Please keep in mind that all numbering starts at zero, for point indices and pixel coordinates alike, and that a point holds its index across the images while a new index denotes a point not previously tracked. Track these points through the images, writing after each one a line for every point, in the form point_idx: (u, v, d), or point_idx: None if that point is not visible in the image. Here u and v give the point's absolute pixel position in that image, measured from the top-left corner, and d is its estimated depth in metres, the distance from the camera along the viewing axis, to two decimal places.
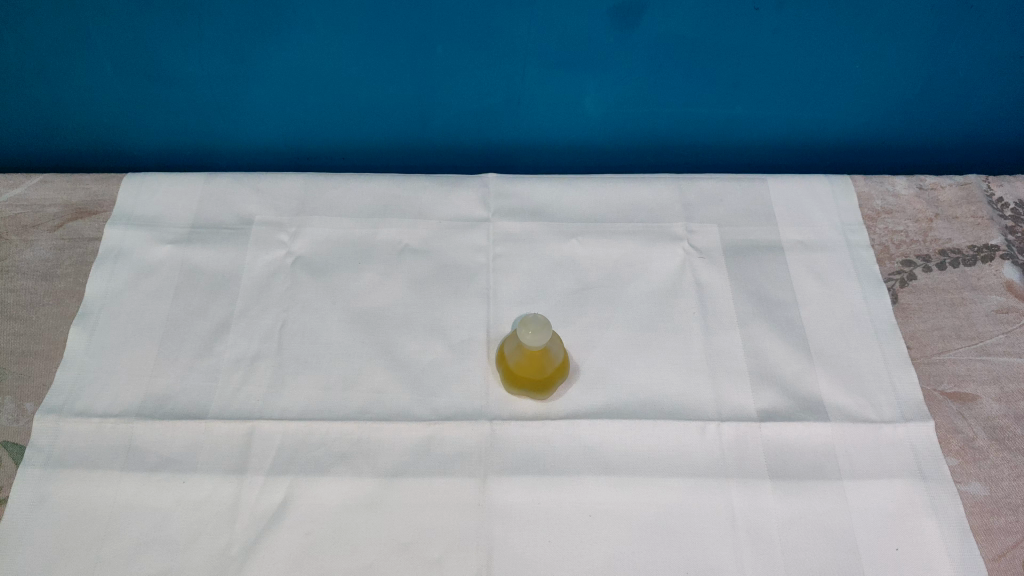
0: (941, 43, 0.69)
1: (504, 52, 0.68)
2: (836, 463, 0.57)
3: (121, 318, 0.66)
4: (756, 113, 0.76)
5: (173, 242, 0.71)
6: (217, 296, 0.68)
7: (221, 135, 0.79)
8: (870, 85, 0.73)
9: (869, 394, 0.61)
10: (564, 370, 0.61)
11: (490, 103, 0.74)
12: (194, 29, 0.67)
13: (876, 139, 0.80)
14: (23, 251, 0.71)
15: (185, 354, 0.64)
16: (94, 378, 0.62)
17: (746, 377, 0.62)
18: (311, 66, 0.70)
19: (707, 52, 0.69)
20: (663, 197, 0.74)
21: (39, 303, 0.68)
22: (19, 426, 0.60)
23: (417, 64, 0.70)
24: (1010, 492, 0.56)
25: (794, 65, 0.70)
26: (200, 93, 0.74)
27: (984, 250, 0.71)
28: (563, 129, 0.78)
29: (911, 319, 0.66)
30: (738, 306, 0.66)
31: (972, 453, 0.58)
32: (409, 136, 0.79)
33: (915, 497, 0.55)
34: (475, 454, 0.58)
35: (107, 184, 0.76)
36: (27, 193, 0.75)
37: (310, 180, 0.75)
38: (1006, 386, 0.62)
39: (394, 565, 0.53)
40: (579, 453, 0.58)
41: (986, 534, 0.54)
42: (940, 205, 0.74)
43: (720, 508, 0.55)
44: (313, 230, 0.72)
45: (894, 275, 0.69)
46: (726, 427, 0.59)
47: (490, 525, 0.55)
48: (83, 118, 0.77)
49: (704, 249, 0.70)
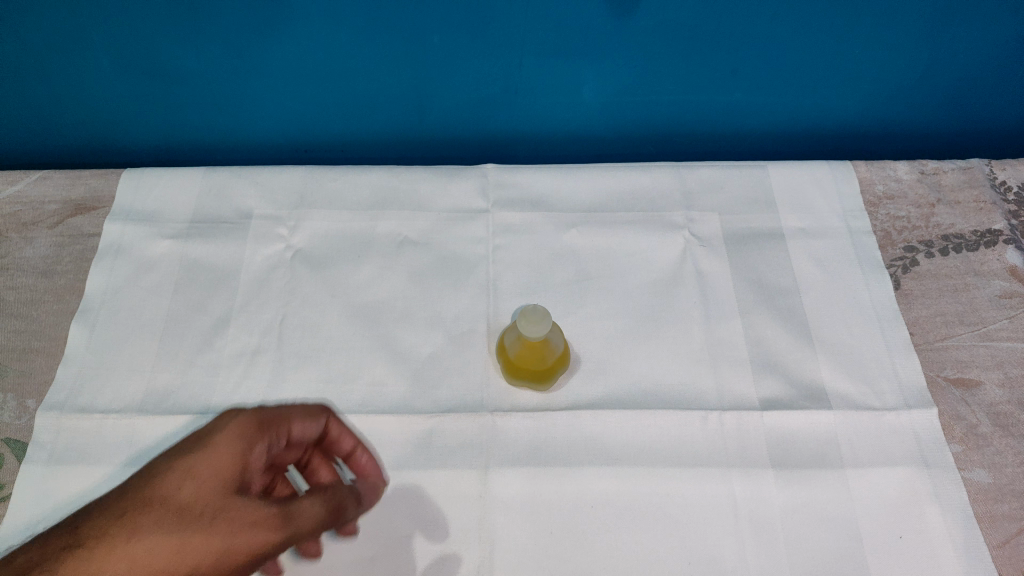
0: (942, 27, 0.68)
1: (500, 42, 0.68)
2: (838, 452, 0.57)
3: (122, 313, 0.66)
4: (756, 100, 0.75)
5: (173, 238, 0.71)
6: (216, 291, 0.68)
7: (219, 130, 0.79)
8: (872, 70, 0.72)
9: (872, 381, 0.61)
10: (564, 361, 0.60)
11: (487, 93, 0.73)
12: (189, 26, 0.67)
13: (877, 124, 0.79)
14: (23, 249, 0.71)
15: (185, 349, 0.64)
16: (95, 375, 0.62)
17: (749, 366, 0.62)
18: (308, 60, 0.70)
19: (707, 40, 0.68)
20: (663, 186, 0.73)
21: (39, 300, 0.68)
22: (22, 423, 0.60)
23: (414, 56, 0.69)
24: (1014, 478, 0.56)
25: (794, 51, 0.70)
26: (196, 87, 0.73)
27: (987, 235, 0.70)
28: (561, 118, 0.77)
29: (913, 305, 0.65)
30: (740, 294, 0.66)
31: (975, 440, 0.58)
32: (408, 127, 0.78)
33: (918, 484, 0.55)
34: (475, 446, 0.58)
35: (106, 179, 0.76)
36: (26, 190, 0.75)
37: (307, 174, 0.75)
38: (1009, 372, 0.62)
39: (397, 558, 0.53)
40: (580, 444, 0.58)
41: (990, 521, 0.54)
42: (942, 190, 0.73)
43: (723, 498, 0.55)
44: (312, 224, 0.72)
45: (896, 262, 0.68)
46: (728, 416, 0.59)
47: (491, 517, 0.55)
48: (80, 116, 0.77)
49: (705, 237, 0.70)
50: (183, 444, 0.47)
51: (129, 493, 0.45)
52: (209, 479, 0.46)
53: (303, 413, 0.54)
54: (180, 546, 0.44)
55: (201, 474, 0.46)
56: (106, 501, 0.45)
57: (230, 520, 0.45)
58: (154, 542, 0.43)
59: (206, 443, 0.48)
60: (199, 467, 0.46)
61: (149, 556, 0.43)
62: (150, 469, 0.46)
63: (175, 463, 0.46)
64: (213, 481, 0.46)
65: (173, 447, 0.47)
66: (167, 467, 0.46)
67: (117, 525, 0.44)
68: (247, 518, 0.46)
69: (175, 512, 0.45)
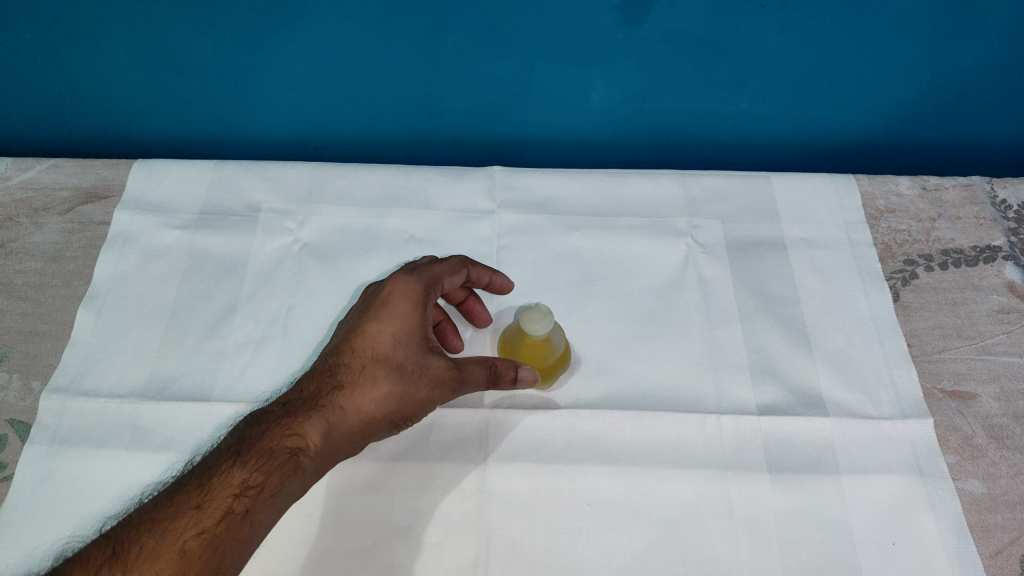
0: (946, 45, 0.69)
1: (511, 44, 0.69)
2: (834, 458, 0.57)
3: (129, 300, 0.67)
4: (761, 111, 0.76)
5: (182, 228, 0.72)
6: (223, 281, 0.68)
7: (231, 124, 0.80)
8: (877, 85, 0.73)
9: (869, 390, 0.61)
10: (565, 361, 0.61)
11: (496, 95, 0.75)
12: (205, 18, 0.68)
13: (880, 139, 0.80)
14: (33, 234, 0.72)
15: (191, 336, 0.65)
16: (100, 359, 0.63)
17: (747, 371, 0.62)
18: (321, 56, 0.71)
19: (714, 49, 0.69)
20: (668, 192, 0.74)
21: (48, 285, 0.68)
22: (26, 404, 0.61)
23: (426, 56, 0.70)
24: (1008, 490, 0.56)
25: (800, 63, 0.71)
26: (210, 81, 0.75)
27: (986, 250, 0.71)
28: (569, 123, 0.78)
29: (912, 317, 0.66)
30: (741, 301, 0.67)
31: (970, 451, 0.58)
32: (418, 127, 0.79)
33: (912, 492, 0.56)
34: (475, 441, 0.58)
35: (117, 169, 0.76)
36: (38, 177, 0.76)
37: (316, 169, 0.76)
38: (1005, 386, 0.62)
39: (394, 548, 0.54)
40: (579, 442, 0.58)
41: (983, 531, 0.54)
42: (943, 205, 0.74)
43: (719, 500, 0.55)
44: (320, 218, 0.72)
45: (896, 274, 0.69)
46: (726, 420, 0.59)
47: (488, 511, 0.55)
48: (95, 105, 0.78)
49: (708, 244, 0.71)
50: (378, 312, 0.58)
51: (358, 351, 0.57)
52: (413, 340, 0.58)
53: (448, 270, 0.61)
54: (407, 391, 0.56)
55: (402, 337, 0.58)
56: (346, 355, 0.57)
57: (434, 369, 0.57)
58: (390, 384, 0.56)
59: (397, 310, 0.58)
60: (399, 330, 0.58)
61: (391, 393, 0.56)
62: (366, 332, 0.58)
63: (383, 329, 0.58)
64: (415, 341, 0.58)
65: (376, 314, 0.58)
66: (378, 330, 0.58)
67: (361, 372, 0.56)
68: (440, 374, 0.56)
69: (397, 365, 0.57)
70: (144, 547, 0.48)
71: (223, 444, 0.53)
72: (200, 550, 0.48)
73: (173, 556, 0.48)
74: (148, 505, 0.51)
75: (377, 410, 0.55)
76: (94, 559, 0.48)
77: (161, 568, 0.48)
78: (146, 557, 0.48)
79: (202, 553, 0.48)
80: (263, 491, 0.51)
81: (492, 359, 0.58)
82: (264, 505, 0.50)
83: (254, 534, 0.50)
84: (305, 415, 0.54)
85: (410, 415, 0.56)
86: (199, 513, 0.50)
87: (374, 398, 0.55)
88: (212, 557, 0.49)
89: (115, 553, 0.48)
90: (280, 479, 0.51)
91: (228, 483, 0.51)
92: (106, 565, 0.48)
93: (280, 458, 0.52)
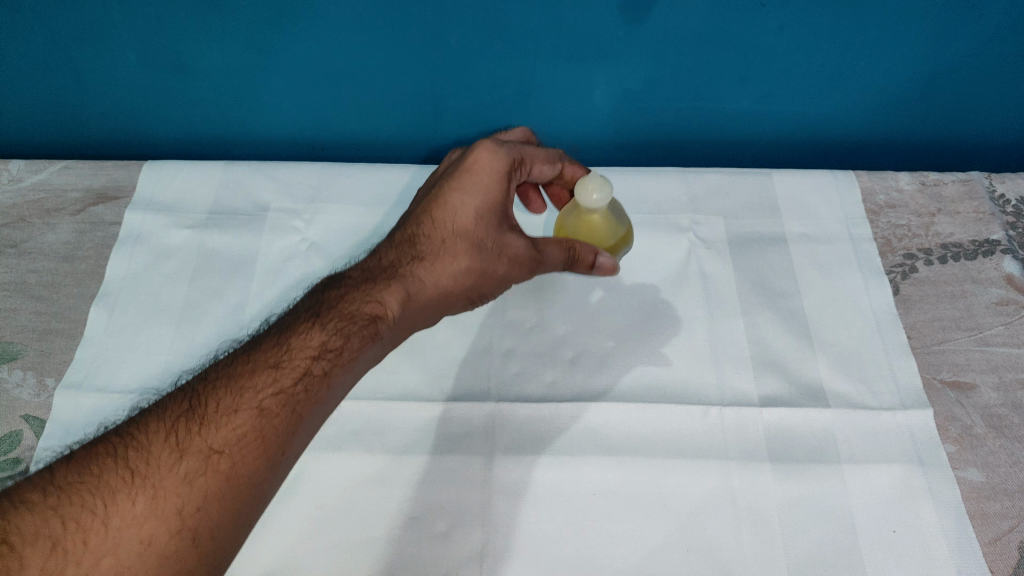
0: (943, 42, 0.70)
1: (515, 43, 0.70)
2: (835, 448, 0.58)
3: (141, 297, 0.68)
4: (762, 107, 0.77)
5: (192, 227, 0.73)
6: (233, 279, 0.70)
7: (239, 125, 0.81)
8: (875, 82, 0.74)
9: (869, 382, 0.62)
10: (626, 239, 0.65)
11: (500, 95, 0.76)
12: (214, 21, 0.69)
13: (879, 136, 0.81)
14: (46, 234, 0.73)
15: (202, 332, 0.66)
16: (114, 356, 0.64)
17: (749, 364, 0.63)
18: (327, 58, 0.72)
19: (717, 46, 0.70)
20: (670, 189, 0.75)
21: (61, 284, 0.70)
22: (41, 400, 0.62)
23: (431, 56, 0.72)
24: (1007, 478, 0.57)
25: (800, 60, 0.72)
26: (220, 84, 0.76)
27: (984, 244, 0.71)
28: (573, 122, 0.79)
29: (911, 310, 0.67)
30: (742, 295, 0.68)
31: (970, 441, 0.59)
32: (423, 128, 0.80)
33: (913, 481, 0.57)
34: (481, 433, 0.59)
35: (129, 170, 0.78)
36: (50, 178, 0.77)
37: (323, 169, 0.77)
38: (1004, 376, 0.63)
39: (403, 538, 0.54)
40: (584, 433, 0.59)
41: (982, 518, 0.55)
42: (942, 200, 0.75)
43: (720, 489, 0.56)
44: (328, 217, 0.74)
45: (896, 268, 0.70)
46: (727, 411, 0.60)
47: (494, 500, 0.56)
48: (106, 108, 0.80)
49: (710, 240, 0.72)
50: (461, 183, 0.59)
51: (439, 224, 0.59)
52: (494, 215, 0.60)
53: (541, 159, 0.63)
54: (484, 268, 0.59)
55: (482, 212, 0.59)
56: (427, 227, 0.59)
57: (513, 248, 0.60)
58: (469, 258, 0.59)
59: (482, 183, 0.60)
60: (481, 206, 0.59)
61: (468, 268, 0.59)
62: (447, 204, 0.59)
63: (466, 201, 0.59)
64: (495, 216, 0.60)
65: (459, 186, 0.59)
66: (461, 204, 0.59)
67: (441, 246, 0.59)
68: (518, 253, 0.60)
69: (476, 240, 0.59)
70: (222, 403, 0.48)
71: (304, 306, 0.55)
72: (278, 410, 0.49)
73: (252, 412, 0.48)
74: (227, 361, 0.51)
75: (455, 282, 0.59)
76: (170, 412, 0.48)
77: (237, 424, 0.47)
78: (222, 413, 0.48)
79: (280, 412, 0.49)
80: (343, 354, 0.52)
81: (572, 242, 0.61)
82: (345, 366, 0.52)
83: (332, 393, 0.51)
84: (386, 283, 0.57)
85: (483, 286, 0.61)
86: (278, 371, 0.50)
87: (454, 272, 0.59)
88: (289, 418, 0.49)
89: (192, 407, 0.48)
90: (359, 344, 0.53)
91: (307, 345, 0.52)
92: (184, 418, 0.47)
93: (360, 323, 0.54)
